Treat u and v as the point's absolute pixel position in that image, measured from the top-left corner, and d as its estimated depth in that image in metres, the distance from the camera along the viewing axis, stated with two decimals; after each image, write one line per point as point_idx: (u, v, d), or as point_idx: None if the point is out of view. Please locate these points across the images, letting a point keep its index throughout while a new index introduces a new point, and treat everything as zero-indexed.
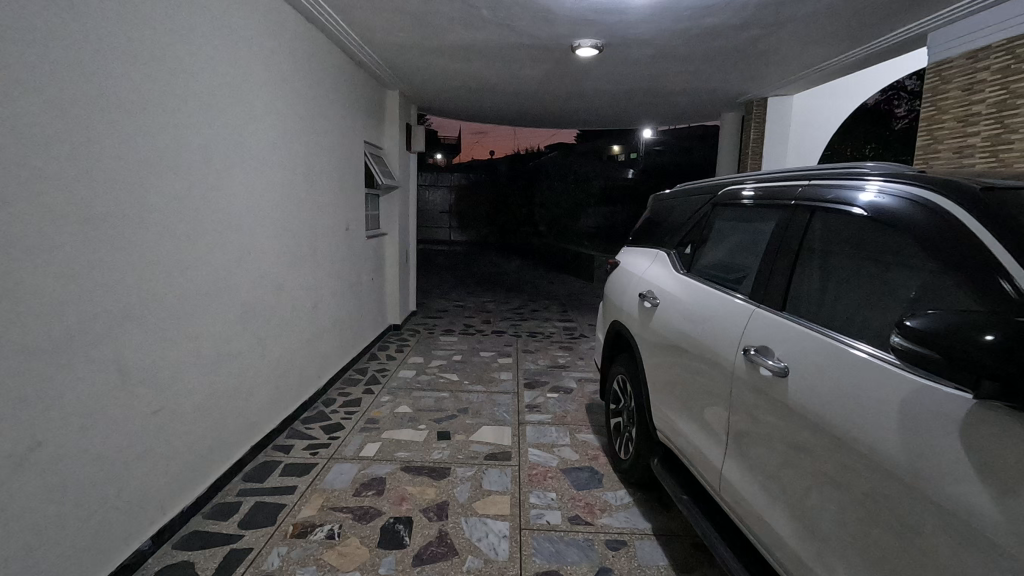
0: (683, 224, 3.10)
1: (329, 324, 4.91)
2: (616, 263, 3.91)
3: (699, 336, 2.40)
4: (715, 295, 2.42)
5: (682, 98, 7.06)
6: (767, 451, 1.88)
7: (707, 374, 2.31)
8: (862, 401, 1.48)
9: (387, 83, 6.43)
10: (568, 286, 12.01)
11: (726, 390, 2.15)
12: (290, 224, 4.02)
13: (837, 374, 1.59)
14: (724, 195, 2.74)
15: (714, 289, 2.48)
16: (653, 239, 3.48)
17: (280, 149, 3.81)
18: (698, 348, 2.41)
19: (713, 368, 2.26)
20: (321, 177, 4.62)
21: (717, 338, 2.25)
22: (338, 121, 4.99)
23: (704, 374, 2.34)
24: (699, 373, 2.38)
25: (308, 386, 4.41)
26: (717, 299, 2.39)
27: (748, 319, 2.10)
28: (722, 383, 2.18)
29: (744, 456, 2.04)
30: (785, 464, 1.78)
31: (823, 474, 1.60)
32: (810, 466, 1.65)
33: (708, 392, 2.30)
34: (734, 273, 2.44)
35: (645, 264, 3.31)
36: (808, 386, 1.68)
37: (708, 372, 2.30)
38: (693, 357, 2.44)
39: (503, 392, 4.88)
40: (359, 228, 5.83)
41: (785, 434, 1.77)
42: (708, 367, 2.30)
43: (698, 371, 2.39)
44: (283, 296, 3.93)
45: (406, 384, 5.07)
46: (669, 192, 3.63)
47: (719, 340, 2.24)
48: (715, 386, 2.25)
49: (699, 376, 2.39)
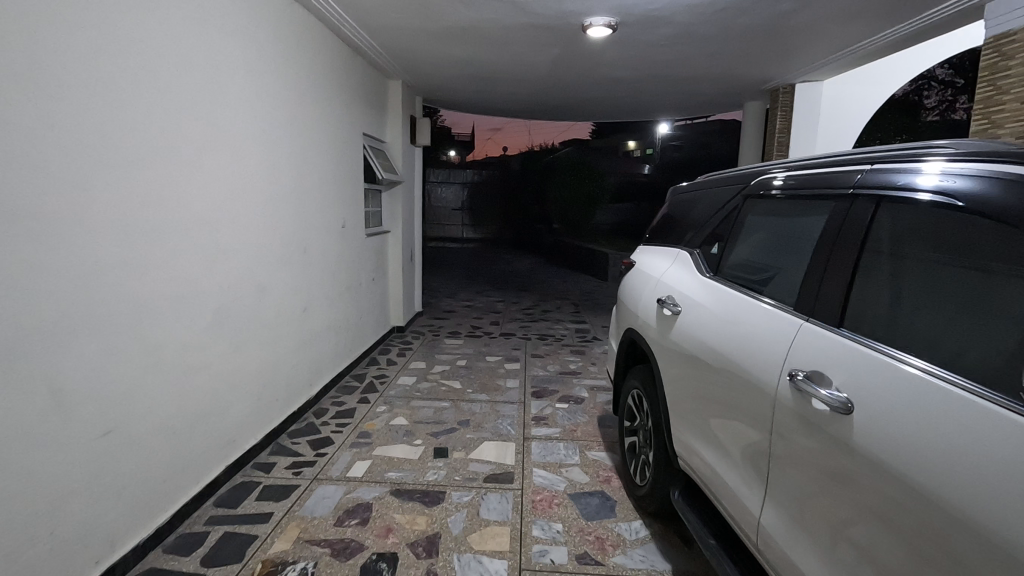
0: (708, 219, 2.71)
1: (323, 328, 4.60)
2: (630, 263, 3.53)
3: (731, 351, 2.01)
4: (748, 301, 2.05)
5: (701, 85, 6.61)
6: (808, 489, 1.53)
7: (735, 392, 1.95)
8: (952, 449, 1.13)
9: (389, 71, 6.09)
10: (580, 286, 11.62)
11: (757, 412, 1.80)
12: (275, 222, 3.71)
13: (919, 413, 1.22)
14: (756, 184, 2.35)
15: (746, 295, 2.10)
16: (674, 237, 3.09)
17: (264, 140, 3.50)
18: (726, 363, 2.04)
19: (744, 387, 1.89)
20: (313, 171, 4.30)
21: (751, 353, 1.88)
22: (332, 111, 4.67)
23: (731, 393, 1.98)
24: (726, 392, 2.02)
25: (298, 395, 4.11)
26: (751, 306, 2.02)
27: (790, 331, 1.73)
28: (753, 403, 1.83)
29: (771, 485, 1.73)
30: (826, 503, 1.45)
31: (888, 527, 1.24)
32: (869, 515, 1.30)
33: (736, 411, 1.95)
34: (768, 274, 2.05)
35: (664, 265, 2.93)
36: (876, 424, 1.31)
37: (737, 391, 1.94)
38: (718, 373, 2.08)
39: (508, 402, 4.52)
40: (359, 225, 5.50)
41: (835, 471, 1.42)
42: (737, 386, 1.94)
43: (724, 388, 2.04)
44: (267, 299, 3.61)
45: (405, 391, 4.74)
46: (688, 185, 3.24)
47: (752, 356, 1.87)
48: (743, 406, 1.89)
49: (725, 394, 2.03)
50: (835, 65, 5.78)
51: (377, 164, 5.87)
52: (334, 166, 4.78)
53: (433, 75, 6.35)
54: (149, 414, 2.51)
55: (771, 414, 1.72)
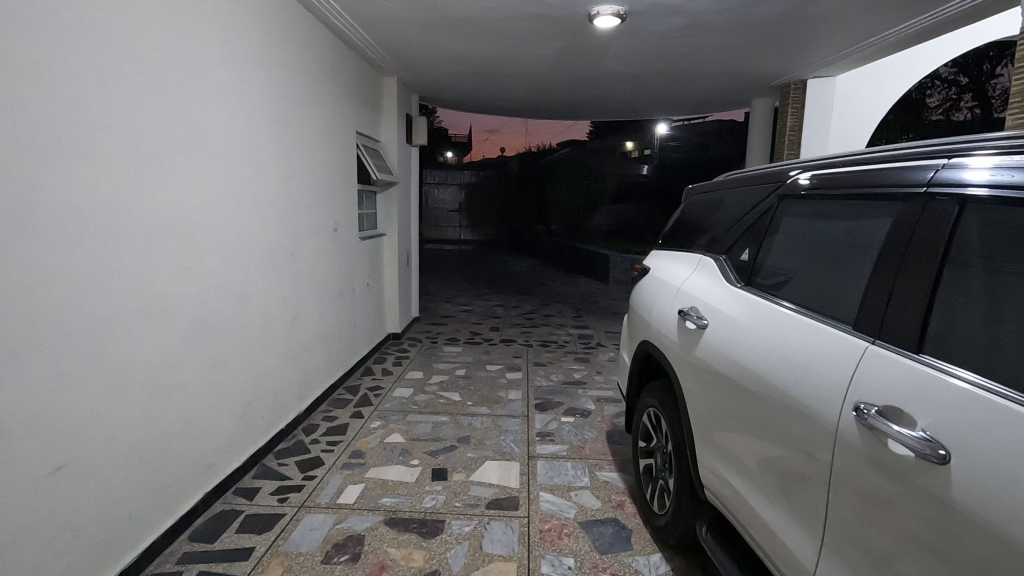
0: (734, 223, 2.45)
1: (314, 338, 4.33)
2: (642, 270, 3.27)
3: (771, 372, 1.77)
4: (793, 318, 1.79)
5: (709, 80, 6.36)
6: (859, 529, 1.33)
7: (777, 421, 1.70)
8: None
9: (384, 67, 5.83)
10: (581, 289, 11.37)
11: (807, 447, 1.54)
12: (260, 226, 3.44)
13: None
14: (794, 183, 2.09)
15: (790, 310, 1.85)
16: (694, 242, 2.83)
17: (247, 139, 3.24)
18: (766, 386, 1.78)
19: (783, 411, 1.67)
20: (302, 171, 4.04)
21: (798, 377, 1.63)
22: (324, 107, 4.41)
23: (772, 422, 1.72)
24: (765, 419, 1.76)
25: (286, 411, 3.84)
26: (797, 323, 1.76)
27: (851, 354, 1.47)
28: (801, 436, 1.57)
29: (807, 516, 1.55)
30: (876, 541, 1.28)
31: None
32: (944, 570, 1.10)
33: (777, 442, 1.69)
34: (815, 286, 1.79)
35: (684, 272, 2.67)
36: (974, 473, 1.07)
37: (773, 414, 1.72)
38: (756, 397, 1.82)
39: (510, 416, 4.26)
40: (352, 229, 5.24)
41: (919, 527, 1.16)
42: (780, 414, 1.68)
43: (762, 414, 1.78)
44: (251, 309, 3.34)
45: (402, 405, 4.47)
46: (705, 186, 2.99)
47: (801, 381, 1.61)
48: (788, 438, 1.64)
49: (763, 422, 1.78)
50: (849, 59, 5.54)
51: (371, 164, 5.60)
52: (325, 165, 4.51)
53: (430, 71, 6.09)
54: (112, 443, 2.24)
55: (826, 451, 1.46)
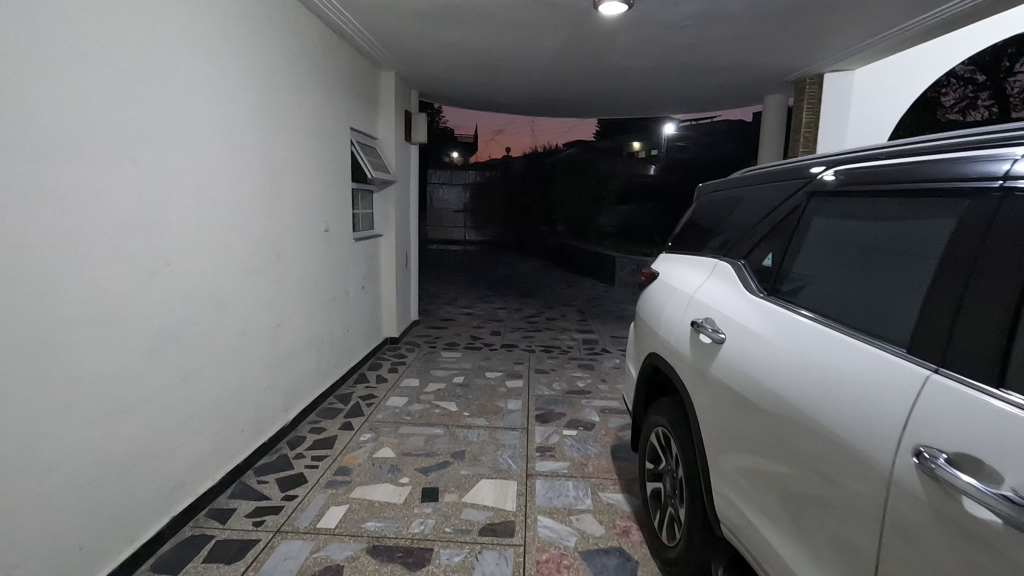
0: (755, 224, 2.19)
1: (302, 345, 4.10)
2: (650, 275, 3.02)
3: (802, 399, 1.51)
4: (830, 335, 1.53)
5: (721, 75, 6.09)
6: None
7: (810, 456, 1.44)
8: None
9: (380, 61, 5.59)
10: (587, 291, 11.11)
11: (848, 491, 1.29)
12: (240, 226, 3.21)
13: None
14: (828, 179, 1.82)
15: (825, 326, 1.59)
16: (708, 245, 2.57)
17: (224, 132, 2.99)
18: (796, 413, 1.52)
19: (817, 446, 1.42)
20: (290, 168, 3.82)
21: (839, 407, 1.37)
22: (314, 101, 4.18)
23: (804, 456, 1.47)
24: (795, 452, 1.51)
25: (270, 423, 3.61)
26: (835, 341, 1.50)
27: (907, 383, 1.22)
28: (842, 478, 1.31)
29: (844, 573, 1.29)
30: None
31: None
32: None
33: (810, 481, 1.44)
34: (855, 298, 1.53)
35: (697, 278, 2.40)
36: None
37: (804, 448, 1.47)
38: (783, 425, 1.56)
39: (509, 429, 4.02)
40: (345, 229, 5.01)
41: None
42: (814, 448, 1.43)
43: (791, 446, 1.52)
44: (228, 316, 3.11)
45: (395, 415, 4.22)
46: (719, 184, 2.74)
47: (842, 411, 1.35)
48: (823, 478, 1.38)
49: (792, 455, 1.52)
50: (869, 52, 5.26)
51: (366, 162, 5.37)
52: (316, 162, 4.27)
53: (429, 65, 5.85)
54: (56, 468, 2.01)
55: (876, 499, 1.20)
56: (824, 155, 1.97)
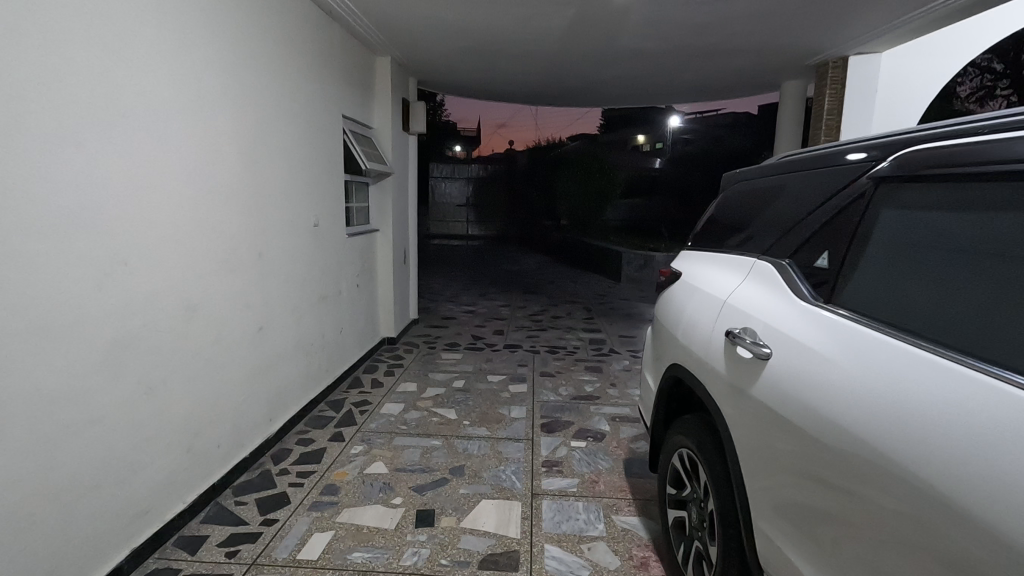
0: (800, 216, 1.87)
1: (289, 349, 3.80)
2: (672, 274, 2.68)
3: (884, 437, 1.21)
4: (906, 352, 1.27)
5: (737, 57, 5.72)
6: None
7: (836, 471, 1.33)
8: None
9: (375, 44, 5.25)
10: (592, 287, 10.79)
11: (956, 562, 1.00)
12: (215, 220, 2.90)
13: None
14: (875, 164, 1.60)
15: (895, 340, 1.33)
16: (741, 241, 2.23)
17: (194, 115, 2.69)
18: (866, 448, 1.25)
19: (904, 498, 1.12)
20: (273, 158, 3.50)
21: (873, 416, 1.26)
22: (300, 84, 3.85)
23: (829, 473, 1.35)
24: (816, 465, 1.40)
25: (251, 435, 3.31)
26: (902, 357, 1.27)
27: (954, 392, 1.11)
28: (938, 539, 1.04)
29: None
30: None
31: None
32: None
33: (830, 497, 1.34)
34: (925, 304, 1.32)
35: (729, 280, 2.09)
36: None
37: (883, 496, 1.18)
38: (854, 466, 1.27)
39: (512, 440, 3.71)
40: (337, 224, 4.69)
41: None
42: (871, 479, 1.21)
43: (813, 459, 1.42)
44: (201, 320, 2.80)
45: (389, 424, 3.92)
46: (751, 170, 2.40)
47: (880, 422, 1.23)
48: (847, 495, 1.28)
49: (813, 469, 1.41)
50: (898, 32, 4.90)
51: (359, 152, 5.04)
52: (304, 150, 3.96)
53: (426, 49, 5.50)
54: None
55: None
56: (865, 139, 1.76)
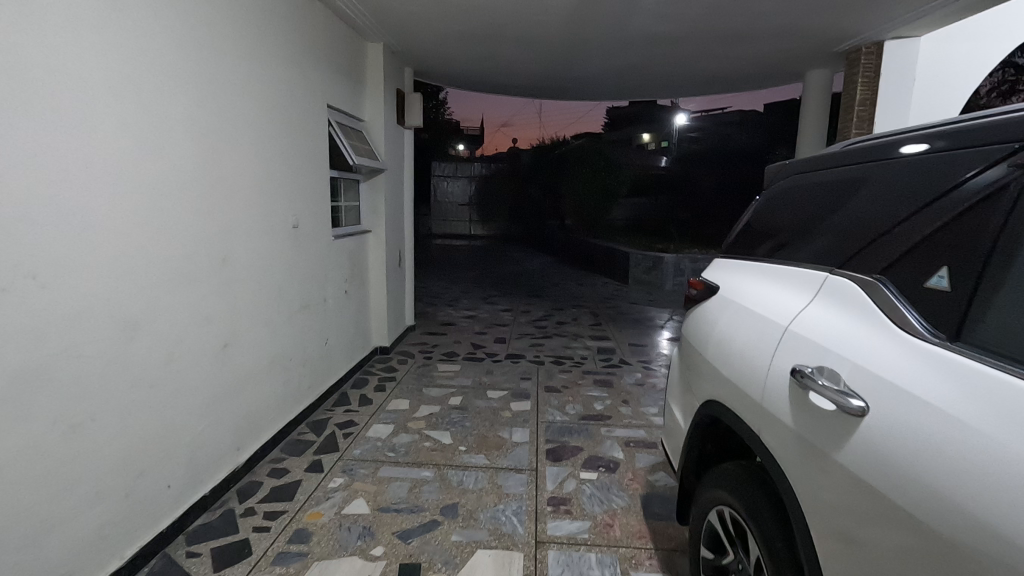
0: (885, 218, 1.44)
1: (262, 367, 3.37)
2: (707, 288, 2.22)
3: None
4: None
5: (760, 42, 5.23)
6: None
7: (932, 558, 0.99)
8: None
9: (365, 28, 4.79)
10: (598, 290, 10.34)
11: None
12: (164, 221, 2.47)
13: None
14: (947, 153, 1.33)
15: None
16: (802, 251, 1.77)
17: (131, 95, 2.25)
18: None
19: None
20: (240, 152, 3.06)
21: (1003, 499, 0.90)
22: (275, 68, 3.41)
23: (923, 559, 1.01)
24: (901, 546, 1.06)
25: (213, 468, 2.88)
26: None
27: None
28: None
29: None
30: None
31: None
32: None
33: None
34: None
35: (789, 300, 1.63)
36: None
37: None
38: None
39: (513, 471, 3.27)
40: (321, 225, 4.24)
41: None
42: None
43: (896, 538, 1.07)
44: (144, 340, 2.37)
45: (375, 451, 3.49)
46: (809, 160, 1.93)
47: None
48: None
49: (896, 551, 1.07)
50: (941, 14, 4.43)
51: (346, 146, 4.56)
52: (281, 142, 3.53)
53: (422, 34, 5.04)
54: None
55: None
56: (927, 127, 1.50)
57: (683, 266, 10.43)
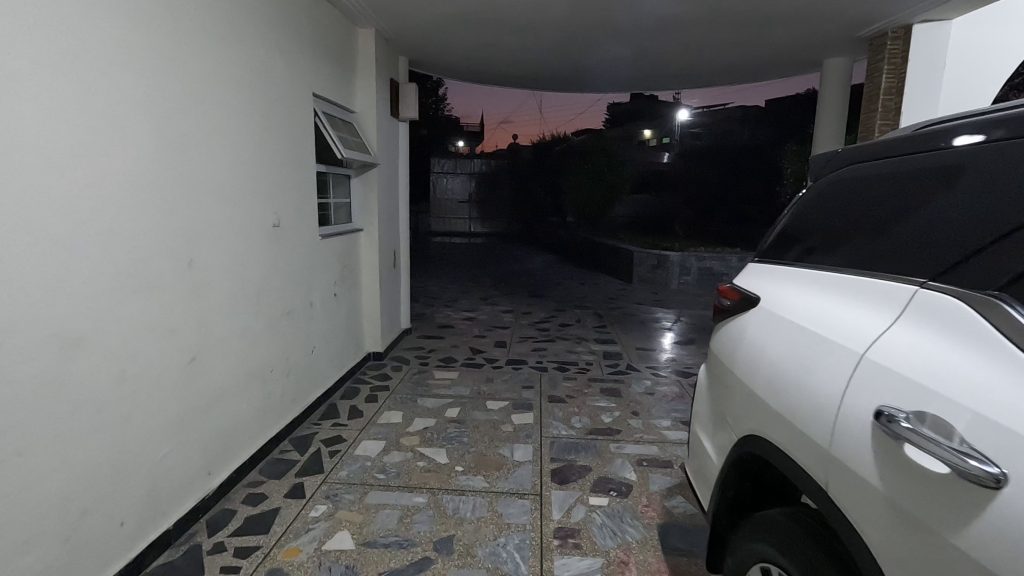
0: (980, 218, 1.14)
1: (237, 381, 3.05)
2: (745, 299, 1.89)
3: None
4: None
5: (780, 25, 4.88)
6: None
7: None
8: None
9: (355, 11, 4.44)
10: (602, 289, 10.02)
11: None
12: (114, 221, 2.14)
13: None
14: (1009, 144, 1.13)
15: None
16: (870, 257, 1.44)
17: (68, 73, 1.91)
18: None
19: None
20: (210, 144, 2.73)
21: None
22: (251, 52, 3.07)
23: None
24: None
25: (179, 499, 2.56)
26: None
27: None
28: None
29: None
30: None
31: None
32: None
33: None
34: None
35: (861, 320, 1.30)
36: None
37: None
38: None
39: (516, 497, 2.95)
40: (306, 224, 3.91)
41: None
42: None
43: None
44: (89, 357, 2.04)
45: (364, 472, 3.17)
46: (865, 147, 1.61)
47: None
48: None
49: None
50: None
51: (334, 139, 4.21)
52: (259, 132, 3.20)
53: (417, 17, 4.67)
54: None
55: None
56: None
57: (689, 264, 10.09)
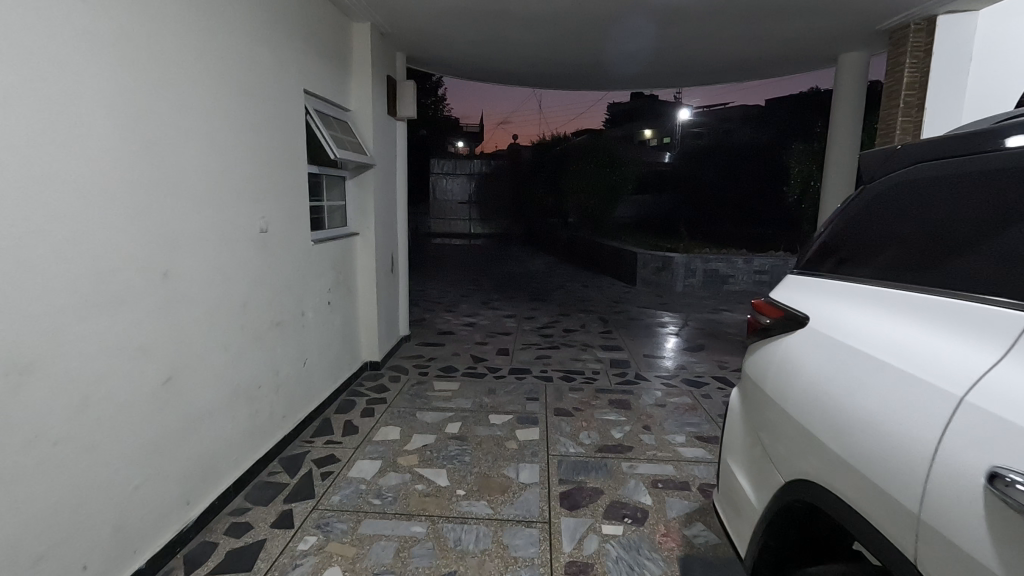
0: None
1: (220, 400, 2.82)
2: (790, 319, 1.66)
3: None
4: None
5: (797, 18, 4.64)
6: None
7: None
8: None
9: (349, 4, 4.20)
10: (605, 293, 9.78)
11: None
12: (74, 229, 1.91)
13: None
14: None
15: None
16: (961, 272, 1.20)
17: (13, 62, 1.67)
18: None
19: None
20: (187, 144, 2.50)
21: None
22: (233, 44, 2.83)
23: None
24: None
25: (151, 533, 2.33)
26: None
27: None
28: None
29: None
30: None
31: None
32: None
33: None
34: None
35: (955, 350, 1.07)
36: None
37: None
38: None
39: (522, 525, 2.71)
40: (297, 229, 3.68)
41: None
42: None
43: None
44: (43, 384, 1.81)
45: (358, 497, 2.94)
46: (934, 142, 1.39)
47: None
48: None
49: None
50: None
51: (327, 138, 3.97)
52: (243, 131, 2.96)
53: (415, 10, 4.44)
54: None
55: None
56: None
57: (694, 265, 9.84)
